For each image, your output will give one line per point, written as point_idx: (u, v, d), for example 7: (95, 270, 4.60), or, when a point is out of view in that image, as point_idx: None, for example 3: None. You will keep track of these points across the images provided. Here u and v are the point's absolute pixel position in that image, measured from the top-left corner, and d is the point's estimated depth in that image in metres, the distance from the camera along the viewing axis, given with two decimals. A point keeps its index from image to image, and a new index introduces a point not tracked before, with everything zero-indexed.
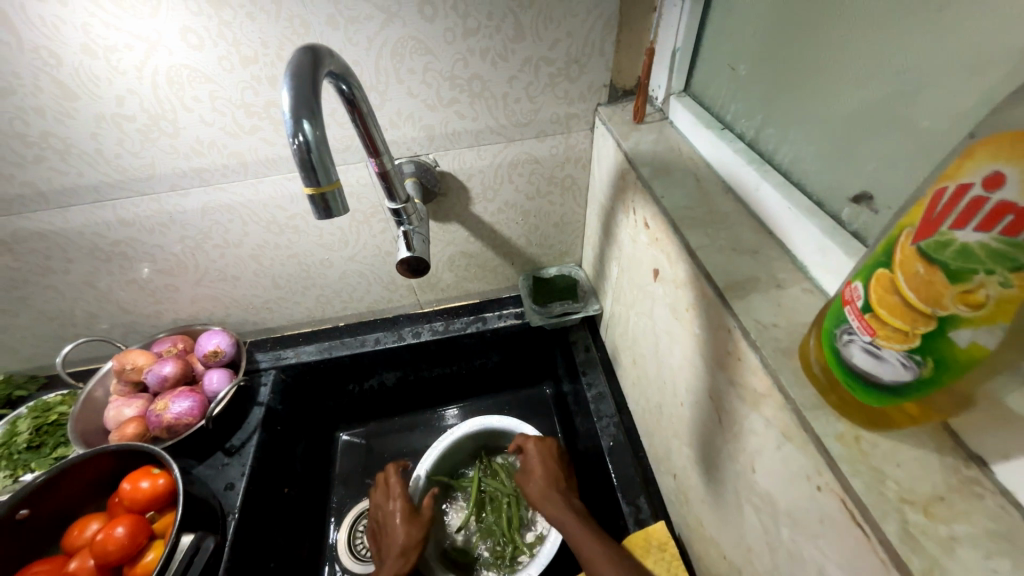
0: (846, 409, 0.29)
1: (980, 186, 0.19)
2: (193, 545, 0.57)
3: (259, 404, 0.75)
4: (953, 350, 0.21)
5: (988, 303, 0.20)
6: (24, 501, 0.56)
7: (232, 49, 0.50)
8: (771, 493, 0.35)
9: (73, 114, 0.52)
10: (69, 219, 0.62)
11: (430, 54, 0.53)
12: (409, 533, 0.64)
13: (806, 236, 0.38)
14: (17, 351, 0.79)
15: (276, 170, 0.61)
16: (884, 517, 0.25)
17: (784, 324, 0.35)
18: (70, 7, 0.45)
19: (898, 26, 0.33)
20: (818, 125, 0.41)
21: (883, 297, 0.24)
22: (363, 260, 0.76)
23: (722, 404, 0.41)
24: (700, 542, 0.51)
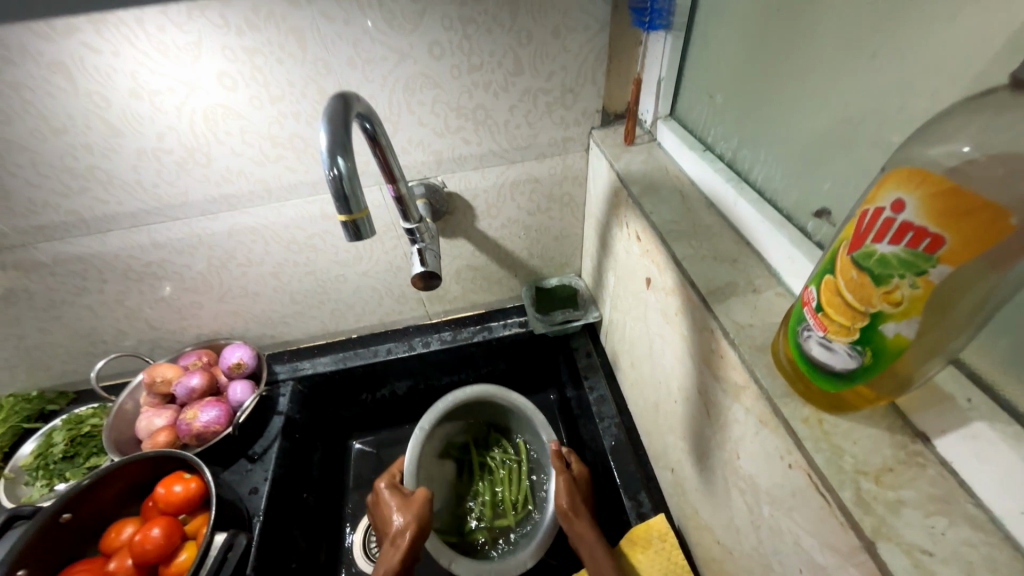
0: (810, 397, 0.33)
1: (889, 209, 0.24)
2: (227, 543, 0.60)
3: (279, 412, 0.80)
4: (884, 340, 0.26)
5: (905, 301, 0.24)
6: (67, 505, 0.60)
7: (262, 89, 0.55)
8: (753, 475, 0.39)
9: (117, 149, 0.57)
10: (107, 243, 0.67)
11: (438, 88, 0.58)
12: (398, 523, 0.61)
13: (778, 246, 0.43)
14: (50, 367, 0.84)
15: (298, 194, 0.67)
16: (842, 486, 0.30)
17: (758, 323, 0.39)
18: (122, 57, 0.50)
19: (845, 64, 0.38)
20: (785, 147, 0.46)
21: (830, 298, 0.28)
22: (376, 275, 0.81)
23: (710, 398, 0.45)
24: (696, 531, 0.55)
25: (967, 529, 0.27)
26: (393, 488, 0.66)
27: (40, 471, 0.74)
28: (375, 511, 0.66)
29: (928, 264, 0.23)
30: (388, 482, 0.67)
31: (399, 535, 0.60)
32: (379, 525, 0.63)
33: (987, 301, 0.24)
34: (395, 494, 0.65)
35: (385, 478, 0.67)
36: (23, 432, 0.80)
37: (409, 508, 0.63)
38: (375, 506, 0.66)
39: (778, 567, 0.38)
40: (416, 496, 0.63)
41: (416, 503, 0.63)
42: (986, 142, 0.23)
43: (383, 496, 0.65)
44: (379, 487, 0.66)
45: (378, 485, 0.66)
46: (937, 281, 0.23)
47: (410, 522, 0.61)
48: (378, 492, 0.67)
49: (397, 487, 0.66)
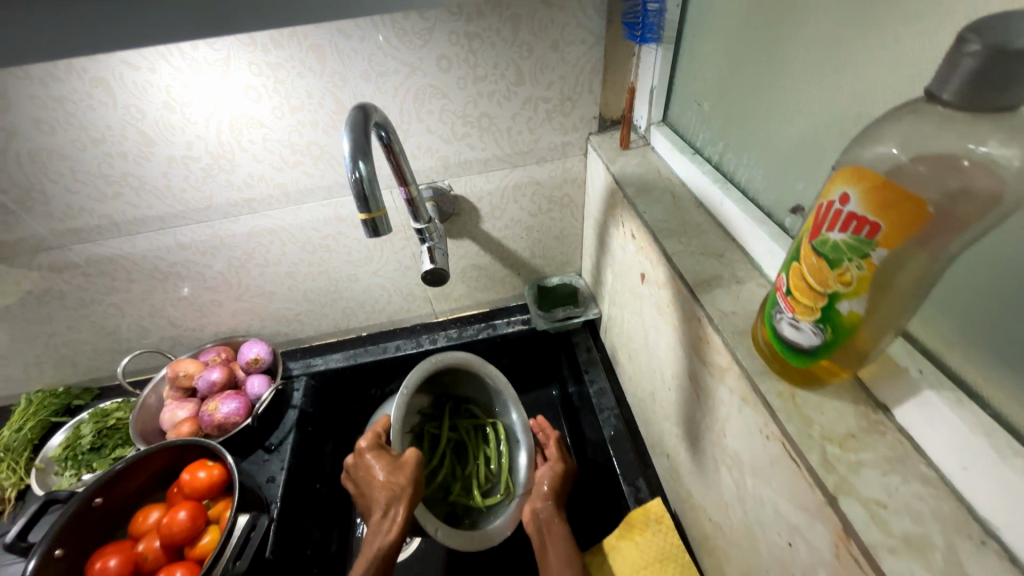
0: (785, 374, 0.37)
1: (838, 202, 0.28)
2: (250, 524, 0.65)
3: (293, 406, 0.83)
4: (840, 317, 0.30)
5: (854, 281, 0.28)
6: (98, 490, 0.64)
7: (284, 100, 0.60)
8: (737, 450, 0.43)
9: (150, 157, 0.62)
10: (136, 244, 0.72)
11: (446, 98, 0.63)
12: (387, 487, 0.59)
13: (759, 241, 0.47)
14: (77, 363, 0.88)
15: (314, 197, 0.71)
16: (809, 450, 0.33)
17: (740, 311, 0.43)
18: (158, 73, 0.55)
19: (817, 78, 0.42)
20: (765, 151, 0.50)
21: (796, 282, 0.32)
22: (385, 274, 0.86)
23: (698, 382, 0.49)
24: (690, 512, 0.58)
25: (918, 485, 0.30)
26: (377, 452, 0.62)
27: (69, 461, 0.78)
28: (357, 472, 0.63)
29: (869, 248, 0.27)
30: (371, 445, 0.63)
31: (392, 507, 0.58)
32: (366, 490, 0.61)
33: (922, 278, 0.27)
34: (381, 458, 0.62)
35: (366, 441, 0.63)
36: (51, 425, 0.85)
37: (398, 475, 0.60)
38: (356, 467, 0.63)
39: (761, 535, 0.41)
40: (406, 461, 0.61)
41: (406, 469, 0.61)
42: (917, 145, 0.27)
43: (368, 461, 0.62)
44: (362, 450, 0.62)
45: (360, 448, 0.63)
46: (879, 263, 0.27)
47: (401, 491, 0.59)
48: (360, 455, 0.63)
49: (381, 450, 0.63)
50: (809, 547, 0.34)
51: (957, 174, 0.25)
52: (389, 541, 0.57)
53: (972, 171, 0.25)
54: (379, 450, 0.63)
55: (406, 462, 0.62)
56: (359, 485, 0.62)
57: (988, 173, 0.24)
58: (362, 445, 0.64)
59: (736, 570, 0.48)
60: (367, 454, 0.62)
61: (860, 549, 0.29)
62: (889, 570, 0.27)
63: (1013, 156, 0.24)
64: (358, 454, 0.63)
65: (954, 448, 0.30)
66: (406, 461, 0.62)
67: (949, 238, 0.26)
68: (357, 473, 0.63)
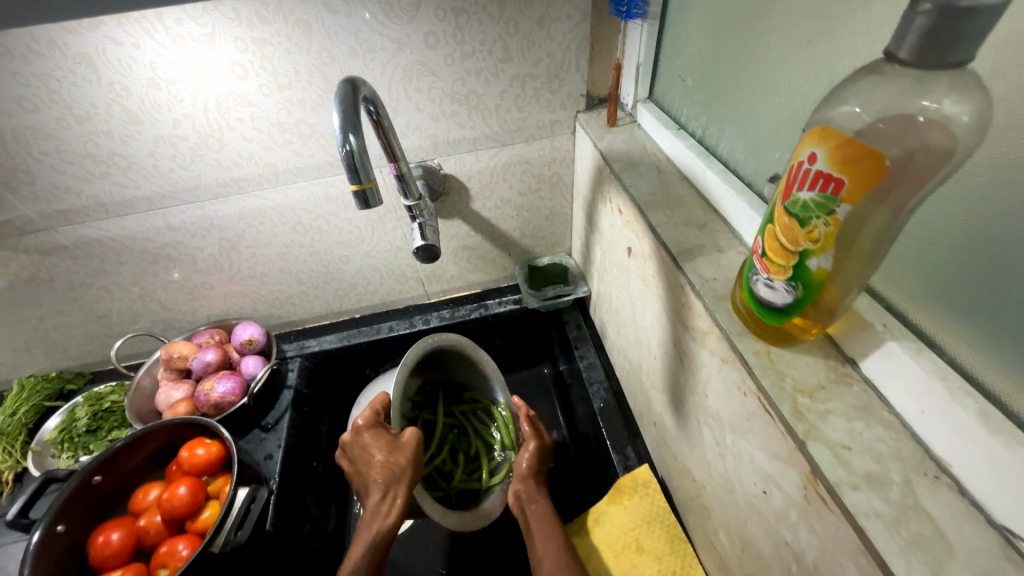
0: (761, 333, 0.39)
1: (806, 161, 0.30)
2: (250, 496, 0.67)
3: (288, 386, 0.84)
4: (809, 273, 0.32)
5: (821, 238, 0.30)
6: (97, 468, 0.65)
7: (271, 77, 0.60)
8: (718, 410, 0.45)
9: (136, 135, 0.62)
10: (125, 226, 0.72)
11: (433, 75, 0.63)
12: (386, 467, 0.59)
13: (740, 211, 0.49)
14: (67, 348, 0.88)
15: (303, 177, 0.71)
16: (782, 401, 0.35)
17: (721, 277, 0.45)
18: (143, 49, 0.55)
19: (793, 49, 0.44)
20: (745, 123, 0.52)
21: (770, 243, 0.34)
22: (377, 255, 0.86)
23: (682, 348, 0.51)
24: (676, 475, 0.61)
25: (880, 428, 0.33)
26: (375, 432, 0.61)
27: (65, 443, 0.78)
28: (353, 451, 0.62)
29: (835, 204, 0.29)
30: (369, 424, 0.62)
31: (391, 488, 0.58)
32: (364, 469, 0.60)
33: (883, 233, 0.29)
34: (379, 438, 0.61)
35: (364, 420, 0.62)
36: (45, 409, 0.85)
37: (397, 456, 0.60)
38: (353, 445, 0.62)
39: (740, 488, 0.44)
40: (405, 442, 0.61)
41: (406, 449, 0.60)
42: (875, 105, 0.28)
43: (366, 441, 0.61)
44: (359, 429, 0.61)
45: (357, 428, 0.62)
46: (843, 219, 0.29)
47: (401, 471, 0.59)
48: (357, 433, 0.62)
49: (378, 429, 0.62)
50: (783, 493, 0.36)
51: (914, 130, 0.27)
52: (389, 522, 0.57)
53: (927, 126, 0.26)
54: (377, 428, 0.62)
55: (405, 442, 0.61)
56: (356, 464, 0.62)
57: (941, 128, 0.26)
58: (359, 424, 0.62)
59: (718, 525, 0.50)
60: (365, 432, 0.61)
61: (826, 488, 0.31)
62: (851, 504, 0.30)
63: (963, 111, 0.26)
64: (355, 433, 0.62)
65: (913, 394, 0.32)
66: (405, 441, 0.61)
67: (910, 191, 0.27)
68: (354, 451, 0.62)
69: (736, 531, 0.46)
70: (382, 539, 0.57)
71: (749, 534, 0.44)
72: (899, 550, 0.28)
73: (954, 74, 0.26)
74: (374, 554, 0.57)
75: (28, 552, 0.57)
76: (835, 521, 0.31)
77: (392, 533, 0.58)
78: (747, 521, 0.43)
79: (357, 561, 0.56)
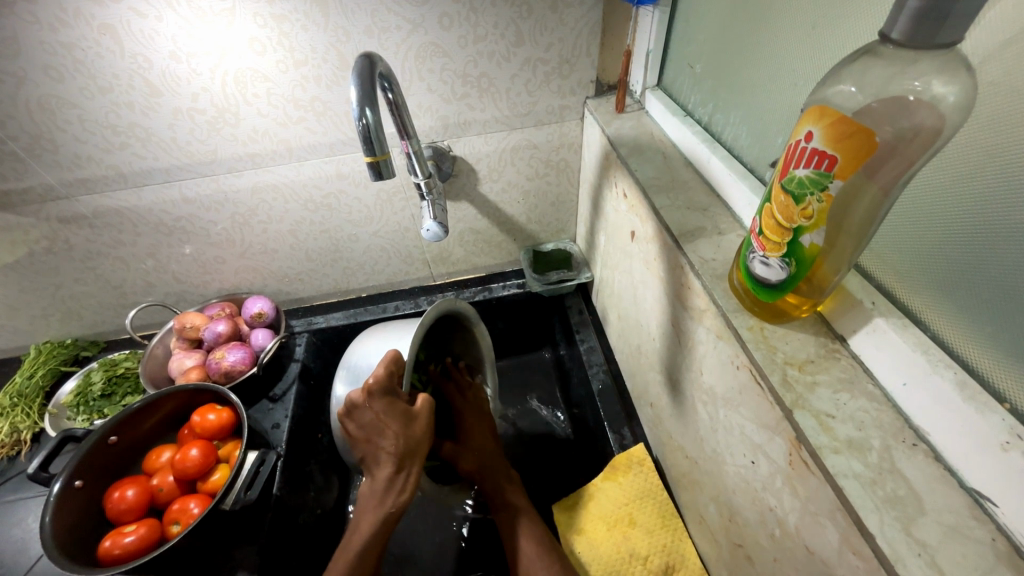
0: (756, 311, 0.40)
1: (803, 140, 0.32)
2: (258, 459, 0.69)
3: (296, 360, 0.86)
4: (802, 248, 0.34)
5: (814, 215, 0.32)
6: (112, 429, 0.68)
7: (288, 54, 0.61)
8: (712, 385, 0.46)
9: (156, 107, 0.63)
10: (142, 198, 0.73)
11: (446, 57, 0.64)
12: (402, 440, 0.52)
13: (742, 196, 0.51)
14: (82, 317, 0.90)
15: (316, 154, 0.72)
16: (772, 371, 0.37)
17: (719, 258, 0.47)
18: (165, 22, 0.56)
19: (798, 38, 0.45)
20: (749, 111, 0.54)
21: (767, 222, 0.36)
22: (385, 235, 0.88)
23: (680, 328, 0.52)
24: (670, 453, 0.63)
25: (863, 400, 0.35)
26: (391, 400, 0.53)
27: (80, 406, 0.80)
28: (360, 416, 0.53)
29: (828, 180, 0.31)
30: (382, 389, 0.53)
31: (408, 462, 0.53)
32: (373, 439, 0.52)
33: (872, 211, 0.31)
34: (393, 408, 0.53)
35: (377, 381, 0.53)
36: (60, 374, 0.87)
37: (414, 429, 0.53)
38: (358, 410, 0.53)
39: (729, 460, 0.45)
40: (422, 412, 0.54)
41: (420, 421, 0.54)
42: (869, 88, 0.30)
43: (379, 409, 0.52)
44: (372, 395, 0.52)
45: (370, 392, 0.52)
46: (835, 195, 0.31)
47: (418, 444, 0.54)
48: (368, 398, 0.52)
49: (392, 395, 0.53)
50: (769, 461, 0.38)
51: (905, 109, 0.29)
52: (403, 498, 0.53)
53: (917, 105, 0.28)
54: (392, 394, 0.53)
55: (420, 412, 0.55)
56: (364, 431, 0.53)
57: (930, 107, 0.28)
58: (369, 386, 0.53)
59: (709, 498, 0.52)
60: (379, 401, 0.52)
61: (809, 452, 0.33)
62: (831, 465, 0.32)
63: (950, 92, 0.28)
64: (365, 397, 0.52)
65: (896, 367, 0.34)
66: (420, 411, 0.55)
67: (898, 170, 0.29)
68: (361, 417, 0.53)
69: (724, 502, 0.48)
70: (393, 515, 0.53)
71: (737, 504, 0.46)
72: (873, 506, 0.30)
73: (942, 58, 0.28)
74: (385, 527, 0.53)
75: (48, 503, 0.60)
76: (817, 483, 0.33)
77: (402, 507, 0.53)
78: (736, 491, 0.45)
79: (367, 537, 0.52)
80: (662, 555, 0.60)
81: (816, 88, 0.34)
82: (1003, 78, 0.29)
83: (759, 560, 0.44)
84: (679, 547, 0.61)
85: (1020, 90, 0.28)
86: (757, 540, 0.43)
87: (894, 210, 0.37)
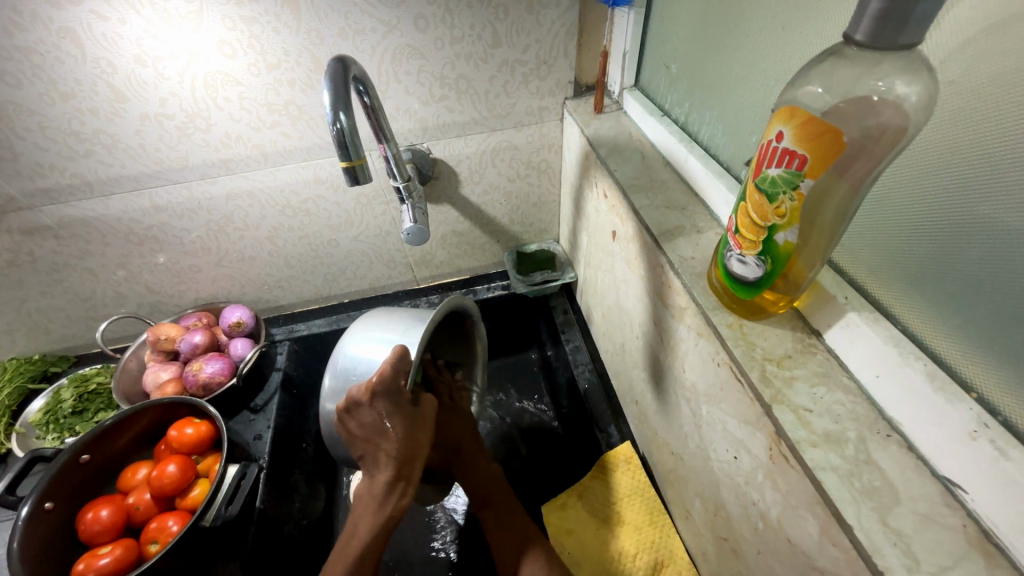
0: (733, 307, 0.41)
1: (774, 140, 0.32)
2: (240, 472, 0.67)
3: (277, 369, 0.84)
4: (777, 246, 0.34)
5: (786, 214, 0.33)
6: (85, 447, 0.66)
7: (260, 57, 0.60)
8: (694, 382, 0.47)
9: (122, 113, 0.61)
10: (110, 206, 0.71)
11: (423, 59, 0.64)
12: (403, 443, 0.49)
13: (719, 195, 0.51)
14: (49, 331, 0.87)
15: (292, 159, 0.71)
16: (752, 368, 0.37)
17: (698, 256, 0.47)
18: (129, 25, 0.54)
19: (770, 37, 0.46)
20: (725, 110, 0.54)
21: (742, 221, 0.36)
22: (366, 240, 0.86)
23: (662, 326, 0.53)
24: (656, 450, 0.63)
25: (839, 393, 0.36)
26: (393, 401, 0.49)
27: (51, 425, 0.77)
28: (361, 415, 0.50)
29: (798, 179, 0.31)
30: (386, 390, 0.49)
31: (407, 467, 0.49)
32: (374, 439, 0.49)
33: (843, 208, 0.32)
34: (396, 410, 0.49)
35: (381, 381, 0.49)
36: (28, 392, 0.83)
37: (416, 431, 0.50)
38: (360, 409, 0.50)
39: (713, 456, 0.46)
40: (424, 415, 0.51)
41: (422, 425, 0.51)
42: (836, 89, 0.31)
43: (381, 410, 0.49)
44: (374, 394, 0.49)
45: (373, 391, 0.49)
46: (807, 194, 0.32)
47: (418, 449, 0.50)
48: (370, 397, 0.49)
49: (396, 396, 0.50)
50: (751, 456, 0.39)
51: (871, 109, 0.29)
52: (401, 503, 0.49)
53: (881, 105, 0.29)
54: (396, 395, 0.50)
55: (423, 415, 0.52)
56: (364, 430, 0.50)
57: (895, 106, 0.29)
58: (373, 384, 0.49)
59: (694, 493, 0.53)
60: (382, 401, 0.49)
61: (788, 446, 0.34)
62: (810, 459, 0.32)
63: (912, 92, 0.28)
64: (368, 396, 0.49)
65: (869, 360, 0.35)
66: (424, 413, 0.52)
67: (865, 169, 0.30)
68: (362, 417, 0.49)
69: (709, 497, 0.49)
70: (393, 518, 0.49)
71: (721, 498, 0.46)
72: (850, 498, 0.30)
73: (905, 58, 0.29)
74: (385, 531, 0.49)
75: (17, 527, 0.57)
76: (796, 477, 0.33)
77: (403, 509, 0.50)
78: (719, 485, 0.46)
79: (367, 541, 0.49)
80: (650, 551, 0.61)
81: (786, 89, 0.34)
82: (962, 77, 0.30)
83: (743, 553, 0.44)
84: (666, 544, 0.61)
85: (981, 89, 0.29)
86: (741, 532, 0.44)
87: (862, 206, 0.38)
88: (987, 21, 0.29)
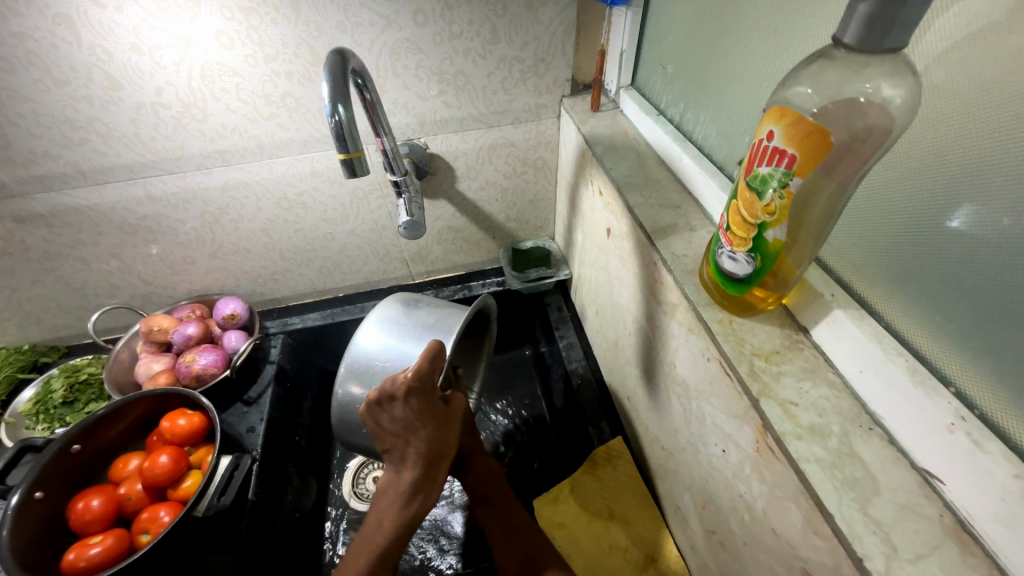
0: (725, 304, 0.42)
1: (765, 139, 0.33)
2: (232, 464, 0.67)
3: (271, 361, 0.84)
4: (767, 244, 0.35)
5: (775, 211, 0.33)
6: (76, 436, 0.65)
7: (257, 48, 0.60)
8: (685, 378, 0.48)
9: (117, 102, 0.61)
10: (104, 195, 0.70)
11: (421, 53, 0.64)
12: (433, 443, 0.49)
13: (712, 193, 0.52)
14: (40, 321, 0.86)
15: (288, 152, 0.71)
16: (740, 363, 0.38)
17: (691, 253, 0.48)
18: (125, 13, 0.54)
19: (764, 38, 0.47)
20: (719, 111, 0.55)
21: (734, 219, 0.37)
22: (362, 234, 0.87)
23: (654, 322, 0.53)
24: (647, 444, 0.64)
25: (825, 388, 0.37)
26: (427, 399, 0.49)
27: (40, 415, 0.76)
28: (392, 410, 0.48)
29: (788, 177, 0.32)
30: (421, 386, 0.48)
31: (436, 468, 0.49)
32: (404, 436, 0.48)
33: (830, 207, 0.33)
34: (428, 407, 0.49)
35: (416, 376, 0.48)
36: (18, 382, 0.83)
37: (446, 430, 0.50)
38: (393, 403, 0.48)
39: (703, 450, 0.47)
40: (454, 414, 0.51)
41: (451, 425, 0.50)
42: (826, 90, 0.32)
43: (414, 407, 0.48)
44: (410, 390, 0.48)
45: (409, 386, 0.48)
46: (796, 192, 0.32)
47: (447, 449, 0.50)
48: (405, 393, 0.48)
49: (430, 393, 0.49)
50: (738, 449, 0.40)
51: (857, 110, 0.30)
52: (426, 503, 0.49)
53: (868, 106, 0.30)
54: (428, 392, 0.49)
55: (453, 414, 0.51)
56: (395, 426, 0.48)
57: (880, 108, 0.30)
58: (408, 379, 0.48)
59: (684, 487, 0.54)
60: (415, 398, 0.48)
61: (774, 439, 0.34)
62: (795, 451, 0.33)
63: (898, 94, 0.29)
64: (403, 391, 0.48)
65: (854, 356, 0.36)
66: (454, 412, 0.51)
67: (852, 168, 0.31)
68: (394, 412, 0.48)
69: (699, 490, 0.50)
70: (417, 518, 0.49)
71: (709, 492, 0.47)
72: (833, 489, 0.31)
73: (892, 62, 0.29)
74: (408, 528, 0.49)
75: (6, 516, 0.57)
76: (781, 468, 0.34)
77: (425, 509, 0.50)
78: (708, 479, 0.47)
79: (390, 537, 0.48)
80: (639, 545, 0.62)
81: (776, 90, 0.35)
82: (947, 81, 0.31)
83: (731, 544, 0.45)
84: (655, 538, 0.62)
85: (965, 94, 0.30)
86: (729, 525, 0.45)
87: (850, 207, 0.39)
88: (973, 27, 0.29)
